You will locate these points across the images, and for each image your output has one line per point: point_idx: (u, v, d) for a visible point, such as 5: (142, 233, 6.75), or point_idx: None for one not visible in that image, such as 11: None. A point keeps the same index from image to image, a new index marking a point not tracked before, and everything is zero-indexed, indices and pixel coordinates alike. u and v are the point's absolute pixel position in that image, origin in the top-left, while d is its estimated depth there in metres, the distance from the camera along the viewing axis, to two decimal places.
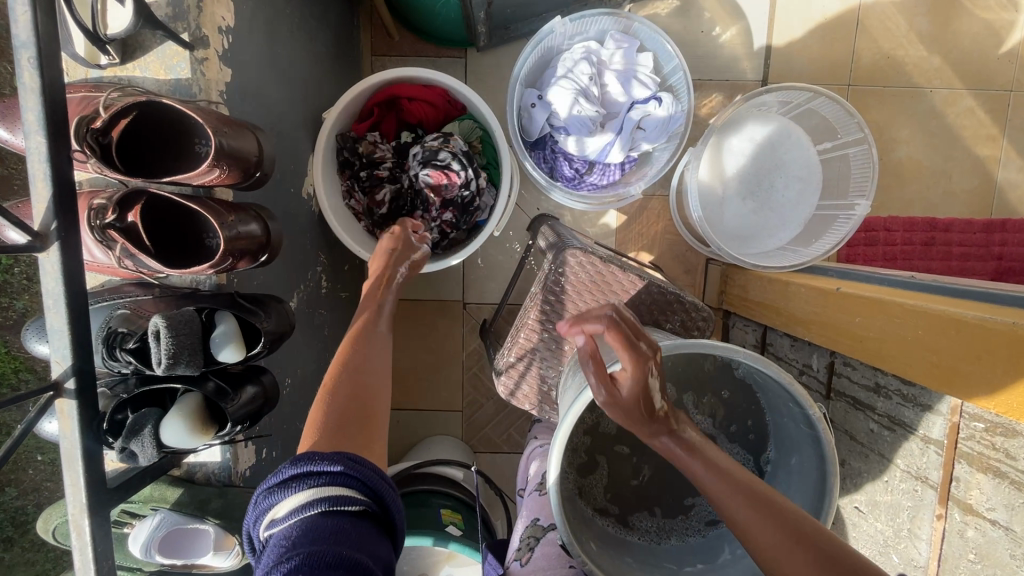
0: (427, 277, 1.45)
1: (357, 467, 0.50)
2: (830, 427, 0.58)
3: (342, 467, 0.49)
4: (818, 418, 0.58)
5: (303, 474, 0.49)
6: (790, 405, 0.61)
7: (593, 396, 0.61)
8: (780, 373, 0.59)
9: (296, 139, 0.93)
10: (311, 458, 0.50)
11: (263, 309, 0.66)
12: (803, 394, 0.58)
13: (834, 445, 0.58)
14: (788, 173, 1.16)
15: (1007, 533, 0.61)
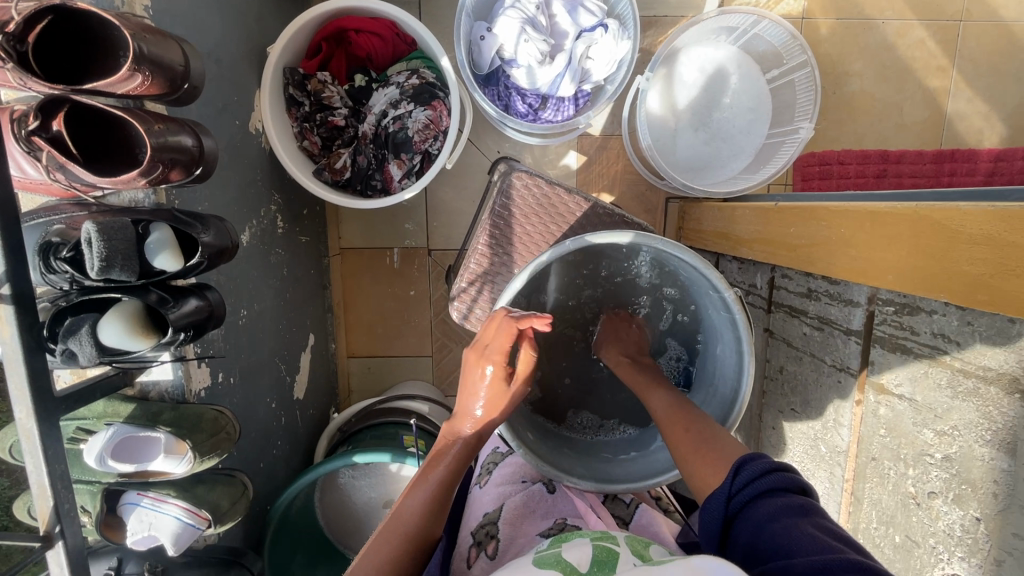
0: (391, 225, 1.45)
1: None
2: (744, 308, 0.61)
3: None
4: (732, 299, 0.60)
5: None
6: (709, 292, 0.64)
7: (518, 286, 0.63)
8: (696, 258, 0.61)
9: (239, 72, 0.93)
10: None
11: (201, 223, 0.67)
12: (718, 277, 0.60)
13: (748, 325, 0.61)
14: (740, 102, 1.17)
15: (911, 404, 0.64)
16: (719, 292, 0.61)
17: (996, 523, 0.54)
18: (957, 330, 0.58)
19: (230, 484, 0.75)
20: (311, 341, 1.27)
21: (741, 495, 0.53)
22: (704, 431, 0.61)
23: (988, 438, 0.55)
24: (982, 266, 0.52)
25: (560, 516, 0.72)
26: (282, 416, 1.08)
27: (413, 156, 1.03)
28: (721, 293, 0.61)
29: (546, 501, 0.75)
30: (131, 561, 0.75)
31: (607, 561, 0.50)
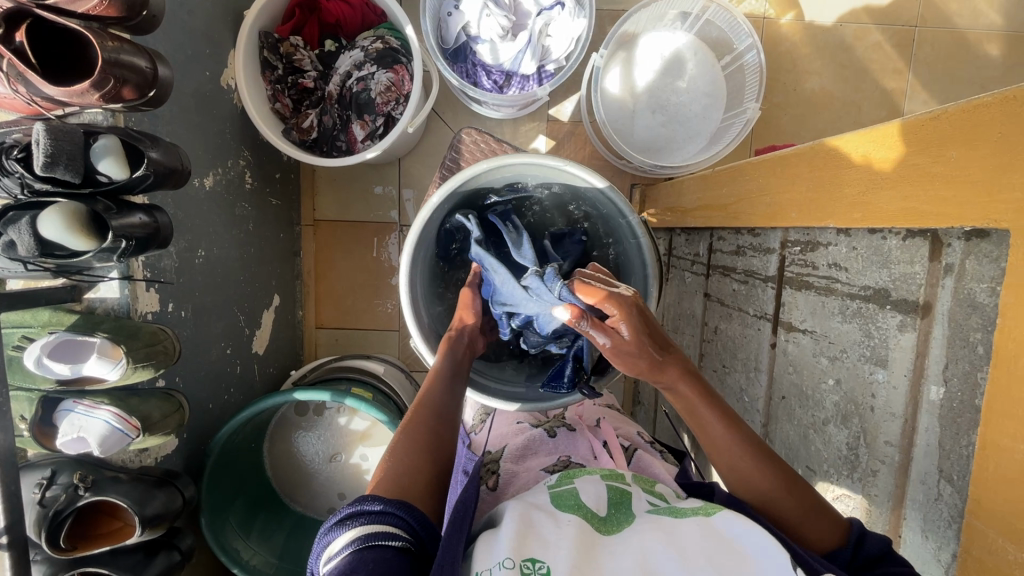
0: (362, 199, 1.46)
1: (390, 503, 0.50)
2: (647, 231, 0.71)
3: (380, 504, 0.50)
4: (638, 224, 0.71)
5: (356, 512, 0.49)
6: (619, 220, 0.74)
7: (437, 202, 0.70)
8: (602, 182, 0.70)
9: (214, 28, 0.99)
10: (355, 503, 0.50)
11: (150, 140, 0.72)
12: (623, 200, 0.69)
13: (652, 249, 0.71)
14: (696, 87, 1.22)
15: (812, 336, 0.67)
16: (628, 217, 0.71)
17: (873, 435, 0.57)
18: (847, 257, 0.61)
19: (165, 400, 0.79)
20: (276, 301, 1.30)
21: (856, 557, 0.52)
22: (786, 476, 0.55)
23: (867, 355, 0.58)
24: (858, 186, 0.56)
25: (564, 454, 0.73)
26: (237, 364, 1.11)
27: (376, 118, 1.10)
28: (630, 218, 0.71)
29: (548, 443, 0.75)
30: (63, 471, 0.77)
31: (623, 502, 0.56)
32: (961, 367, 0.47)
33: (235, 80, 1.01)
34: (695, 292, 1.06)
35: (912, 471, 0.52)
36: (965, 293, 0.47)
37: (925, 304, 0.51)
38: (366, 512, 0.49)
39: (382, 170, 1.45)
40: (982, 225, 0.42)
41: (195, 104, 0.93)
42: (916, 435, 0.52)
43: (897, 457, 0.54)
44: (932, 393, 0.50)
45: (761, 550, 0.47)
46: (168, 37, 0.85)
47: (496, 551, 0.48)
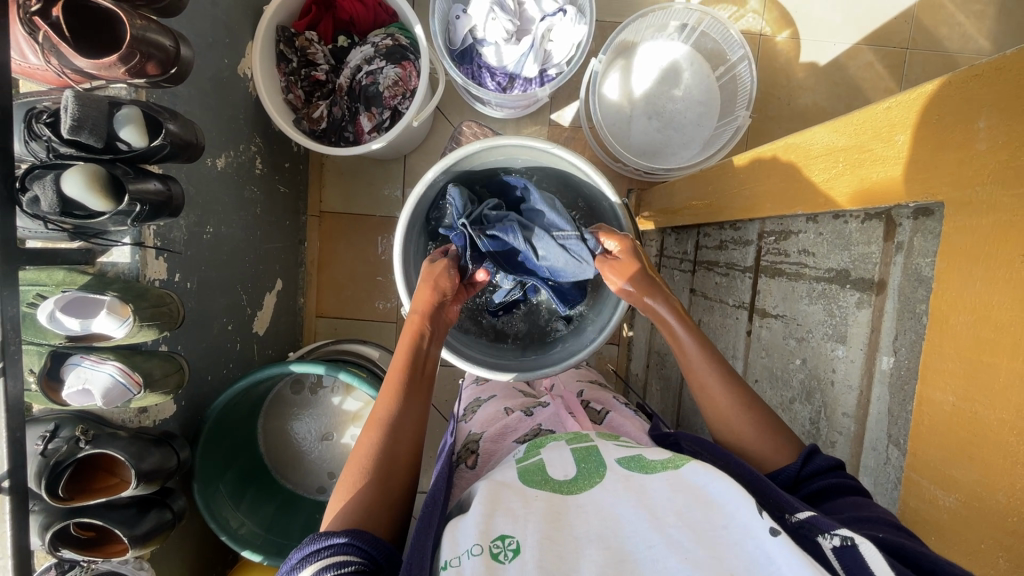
0: (367, 192, 1.51)
1: (354, 536, 0.51)
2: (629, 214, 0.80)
3: (342, 538, 0.50)
4: (620, 206, 0.79)
5: (317, 549, 0.50)
6: (604, 203, 0.82)
7: (432, 176, 0.76)
8: (587, 165, 0.77)
9: (234, 20, 1.05)
10: (317, 538, 0.51)
11: (169, 114, 0.77)
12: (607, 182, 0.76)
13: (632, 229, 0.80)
14: (691, 95, 1.27)
15: (782, 319, 0.70)
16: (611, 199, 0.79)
17: (833, 408, 0.60)
18: (814, 242, 0.65)
19: (167, 361, 0.83)
20: (278, 286, 1.34)
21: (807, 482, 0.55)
22: (747, 402, 0.63)
23: (830, 333, 0.61)
24: (824, 172, 0.59)
25: (536, 422, 0.76)
26: (238, 342, 1.14)
27: (383, 111, 1.16)
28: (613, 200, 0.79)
29: (526, 421, 0.77)
30: (66, 425, 0.81)
31: (589, 456, 0.59)
32: (908, 337, 0.50)
33: (253, 69, 1.08)
34: (682, 289, 1.09)
35: (866, 439, 0.55)
36: (913, 268, 0.50)
37: (880, 281, 0.55)
38: (329, 546, 0.50)
39: (387, 166, 1.50)
40: (923, 199, 0.46)
41: (212, 88, 0.99)
42: (869, 404, 0.55)
43: (853, 427, 0.57)
44: (884, 363, 0.53)
45: (725, 493, 0.48)
46: (190, 23, 0.91)
47: (466, 537, 0.49)
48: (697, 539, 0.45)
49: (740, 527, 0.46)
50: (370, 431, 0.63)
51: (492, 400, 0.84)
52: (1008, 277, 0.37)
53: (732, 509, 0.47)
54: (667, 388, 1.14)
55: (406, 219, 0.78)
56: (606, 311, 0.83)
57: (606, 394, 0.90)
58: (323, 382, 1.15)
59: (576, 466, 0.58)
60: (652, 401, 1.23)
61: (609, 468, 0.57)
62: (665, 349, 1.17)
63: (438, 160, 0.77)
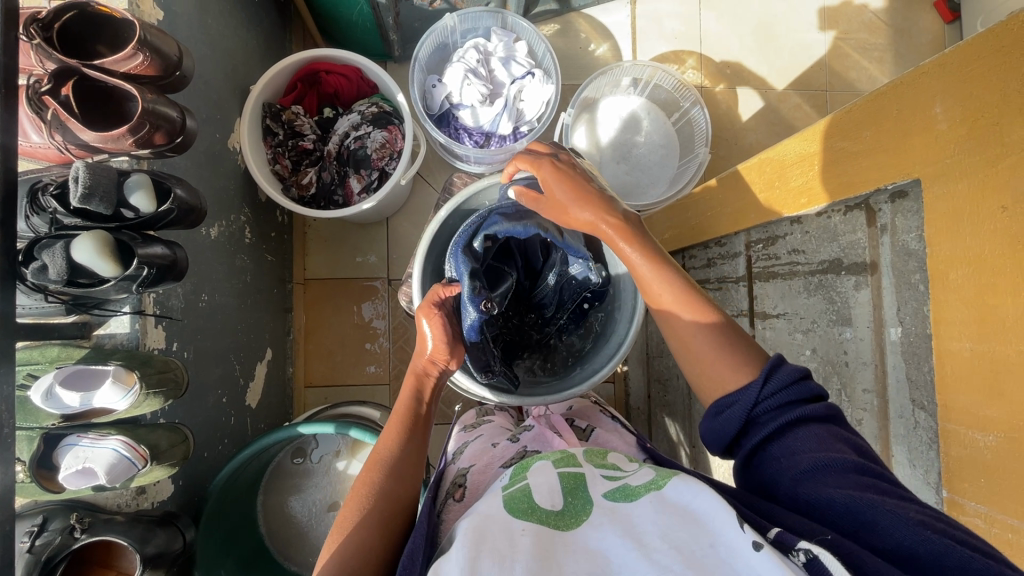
0: (352, 256, 1.52)
1: None
2: None
3: None
4: None
5: None
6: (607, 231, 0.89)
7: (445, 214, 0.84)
8: None
9: (224, 97, 1.09)
10: None
11: (176, 181, 0.79)
12: None
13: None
14: (652, 140, 1.40)
15: (785, 317, 0.75)
16: None
17: (852, 387, 0.64)
18: (803, 241, 0.71)
19: (172, 431, 0.79)
20: (268, 355, 1.30)
21: (768, 402, 0.56)
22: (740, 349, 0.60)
23: (835, 317, 0.66)
24: (806, 176, 0.67)
25: (521, 443, 0.78)
26: (232, 414, 1.09)
27: (372, 172, 1.22)
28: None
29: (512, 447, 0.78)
30: (57, 517, 0.73)
31: (577, 488, 0.57)
32: (910, 306, 0.55)
33: (244, 142, 1.12)
34: None
35: (890, 410, 0.58)
36: (901, 244, 0.56)
37: (872, 263, 0.60)
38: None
39: (370, 230, 1.53)
40: (899, 179, 0.53)
41: (206, 160, 1.02)
42: (886, 376, 0.59)
43: (875, 401, 0.60)
44: (893, 334, 0.58)
45: (710, 509, 0.48)
46: (187, 100, 0.95)
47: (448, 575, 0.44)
48: (688, 562, 0.43)
49: (727, 546, 0.45)
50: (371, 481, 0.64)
51: (482, 438, 0.83)
52: (991, 228, 0.43)
53: (719, 528, 0.46)
54: (673, 413, 1.15)
55: (422, 256, 0.85)
56: (618, 332, 0.88)
57: (592, 405, 0.92)
58: (323, 447, 1.11)
59: (564, 497, 0.56)
60: (659, 428, 1.23)
61: (595, 502, 0.54)
62: (666, 375, 1.20)
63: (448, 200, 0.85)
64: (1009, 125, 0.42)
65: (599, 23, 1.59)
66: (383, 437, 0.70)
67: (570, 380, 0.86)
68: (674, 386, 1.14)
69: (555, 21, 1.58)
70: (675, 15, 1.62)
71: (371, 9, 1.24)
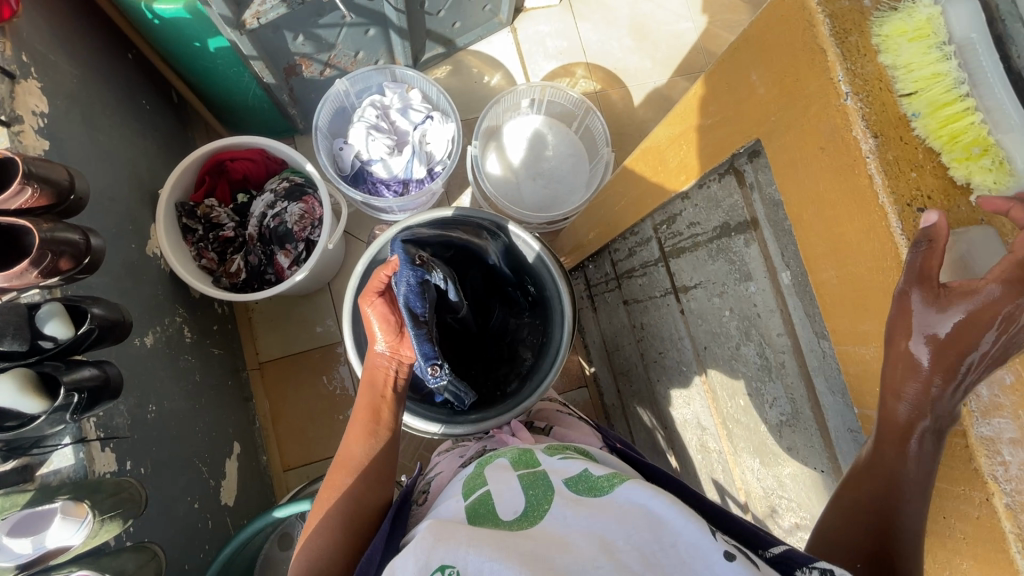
0: (303, 328, 1.52)
1: None
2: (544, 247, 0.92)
3: None
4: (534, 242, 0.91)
5: None
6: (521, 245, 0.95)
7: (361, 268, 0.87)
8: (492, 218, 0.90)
9: (134, 206, 1.10)
10: None
11: (92, 301, 0.79)
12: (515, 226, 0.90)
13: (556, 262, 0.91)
14: (560, 151, 1.47)
15: (701, 286, 0.80)
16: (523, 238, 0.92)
17: (768, 335, 0.68)
18: (694, 214, 0.77)
19: (139, 551, 0.76)
20: (237, 449, 1.27)
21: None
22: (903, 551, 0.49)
23: (738, 275, 0.71)
24: (680, 154, 0.73)
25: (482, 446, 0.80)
26: (208, 519, 1.06)
27: (297, 244, 1.24)
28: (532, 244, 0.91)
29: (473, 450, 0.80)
30: None
31: (538, 483, 0.59)
32: (790, 250, 0.60)
33: (162, 245, 1.12)
34: (617, 306, 1.19)
35: (802, 346, 0.63)
36: (767, 197, 0.62)
37: (752, 219, 0.66)
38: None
39: (314, 299, 1.53)
40: (744, 143, 0.59)
41: (125, 272, 1.01)
42: (791, 317, 0.63)
43: (789, 342, 0.65)
44: (785, 278, 0.63)
45: (666, 510, 0.50)
46: (92, 219, 0.95)
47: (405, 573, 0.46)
48: (645, 562, 0.45)
49: (689, 544, 0.47)
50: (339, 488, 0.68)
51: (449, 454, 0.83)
52: (818, 168, 0.49)
53: (678, 524, 0.48)
54: (641, 401, 1.18)
55: (352, 300, 0.88)
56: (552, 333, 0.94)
57: (550, 406, 0.94)
58: None
59: (525, 494, 0.58)
60: (634, 418, 1.26)
61: (556, 493, 0.57)
62: (626, 366, 1.23)
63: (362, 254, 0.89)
64: (802, 79, 0.48)
65: (487, 56, 1.68)
66: (348, 438, 0.72)
67: (524, 393, 0.91)
68: (635, 375, 1.17)
69: (445, 63, 1.66)
70: (555, 34, 1.72)
71: (263, 91, 1.28)
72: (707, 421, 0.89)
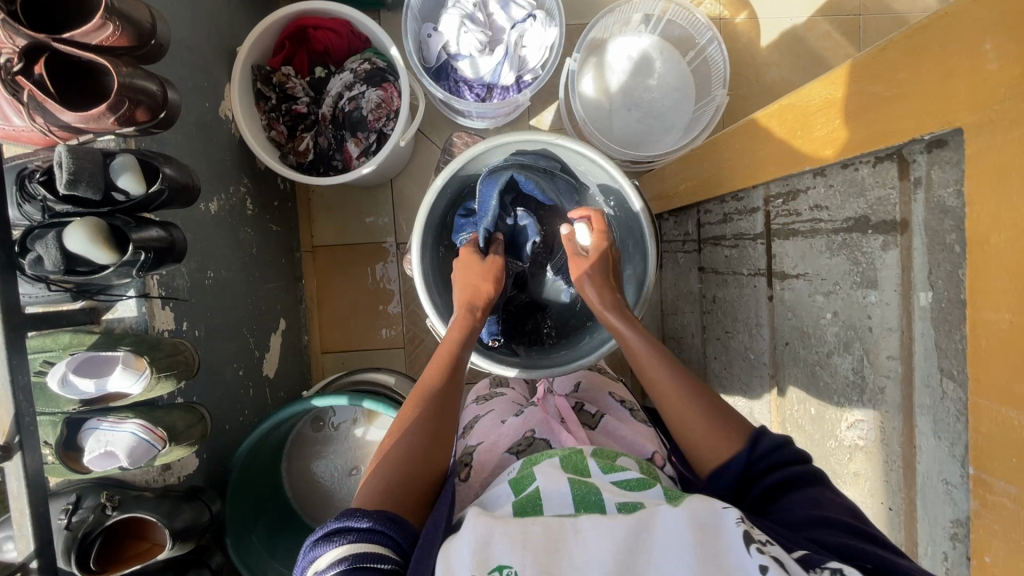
0: (359, 220, 1.49)
1: (377, 521, 0.54)
2: (640, 194, 0.82)
3: (365, 522, 0.53)
4: (631, 189, 0.81)
5: (342, 530, 0.53)
6: (612, 188, 0.86)
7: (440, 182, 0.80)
8: (592, 152, 0.80)
9: (211, 62, 1.04)
10: (347, 516, 0.54)
11: (164, 159, 0.76)
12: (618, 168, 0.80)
13: (647, 212, 0.81)
14: (666, 82, 1.30)
15: (805, 278, 0.71)
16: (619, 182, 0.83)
17: (875, 353, 0.60)
18: (826, 196, 0.66)
19: (188, 412, 0.80)
20: (282, 325, 1.31)
21: None
22: None
23: (859, 280, 0.62)
24: (826, 126, 0.61)
25: (527, 425, 0.77)
26: (250, 386, 1.11)
27: (369, 135, 1.17)
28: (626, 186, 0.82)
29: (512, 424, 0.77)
30: (89, 495, 0.77)
31: (590, 490, 0.57)
32: (943, 269, 0.51)
33: (235, 109, 1.07)
34: (690, 270, 1.10)
35: (915, 378, 0.55)
36: (936, 200, 0.51)
37: (903, 221, 0.55)
38: (352, 530, 0.53)
39: (374, 192, 1.49)
40: (938, 129, 0.47)
41: (197, 132, 0.98)
42: (913, 342, 0.55)
43: (900, 369, 0.57)
44: (922, 299, 0.53)
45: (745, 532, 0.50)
46: (169, 69, 0.90)
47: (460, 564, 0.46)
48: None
49: None
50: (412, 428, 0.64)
51: (489, 413, 0.83)
52: None
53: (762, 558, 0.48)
54: (687, 371, 1.14)
55: (424, 222, 0.82)
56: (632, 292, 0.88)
57: (599, 387, 0.89)
58: (341, 416, 1.13)
59: (576, 504, 0.56)
60: None
61: (612, 506, 0.55)
62: (681, 332, 1.17)
63: (444, 168, 0.80)
64: None
65: None
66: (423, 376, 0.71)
67: (581, 350, 0.86)
68: (689, 345, 1.11)
69: None
70: None
71: None
72: (763, 416, 0.84)
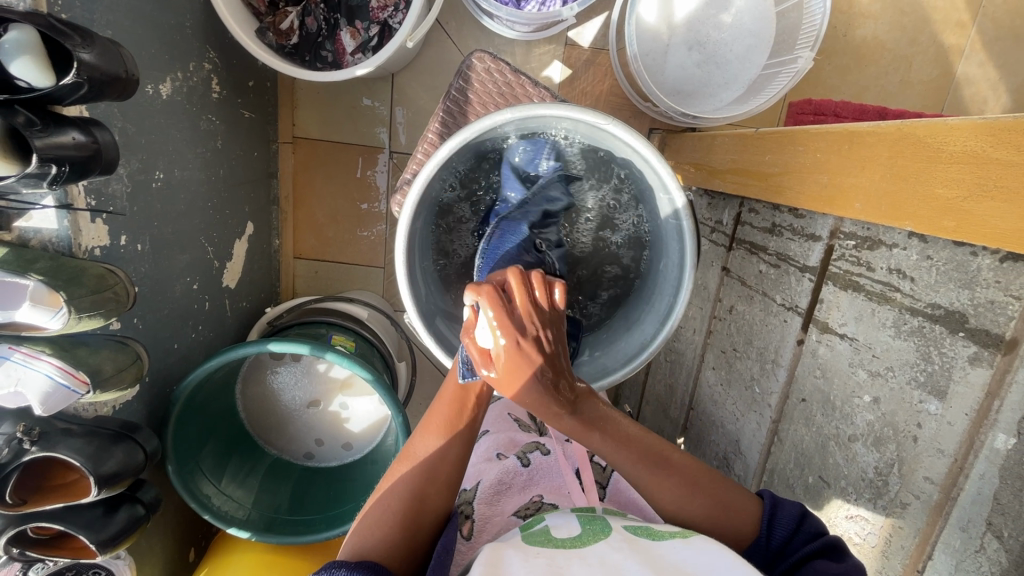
0: (348, 116, 1.27)
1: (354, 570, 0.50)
2: (691, 213, 0.64)
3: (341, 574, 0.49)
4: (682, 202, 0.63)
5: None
6: (659, 195, 0.67)
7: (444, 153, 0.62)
8: (645, 147, 0.62)
9: None
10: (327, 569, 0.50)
11: (82, 39, 0.57)
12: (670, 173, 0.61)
13: (693, 232, 0.64)
14: (740, 23, 1.05)
15: (852, 343, 0.61)
16: (671, 192, 0.63)
17: (910, 467, 0.55)
18: (915, 266, 0.54)
19: (119, 352, 0.70)
20: (249, 230, 1.17)
21: None
22: None
23: (920, 380, 0.54)
24: (956, 188, 0.47)
25: (537, 492, 0.73)
26: (207, 300, 1.01)
27: (370, 26, 0.96)
28: (674, 194, 0.63)
29: (522, 475, 0.74)
30: (5, 420, 0.68)
31: (594, 521, 0.58)
32: None
33: None
34: (709, 265, 0.96)
35: (949, 514, 0.52)
36: None
37: (1013, 341, 0.46)
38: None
39: (369, 85, 1.25)
40: None
41: None
42: (965, 477, 0.51)
43: (937, 493, 0.53)
44: (998, 441, 0.48)
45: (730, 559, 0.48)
46: None
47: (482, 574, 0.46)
48: None
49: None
50: (462, 435, 0.61)
51: (491, 439, 0.81)
52: None
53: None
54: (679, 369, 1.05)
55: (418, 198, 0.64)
56: (652, 314, 0.71)
57: None
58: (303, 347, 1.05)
59: (581, 527, 0.56)
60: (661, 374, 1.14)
61: (614, 527, 0.56)
62: None
63: (455, 131, 0.62)
64: None
65: None
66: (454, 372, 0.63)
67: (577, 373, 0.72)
68: (684, 340, 0.99)
69: None
70: None
71: None
72: (752, 454, 0.78)
